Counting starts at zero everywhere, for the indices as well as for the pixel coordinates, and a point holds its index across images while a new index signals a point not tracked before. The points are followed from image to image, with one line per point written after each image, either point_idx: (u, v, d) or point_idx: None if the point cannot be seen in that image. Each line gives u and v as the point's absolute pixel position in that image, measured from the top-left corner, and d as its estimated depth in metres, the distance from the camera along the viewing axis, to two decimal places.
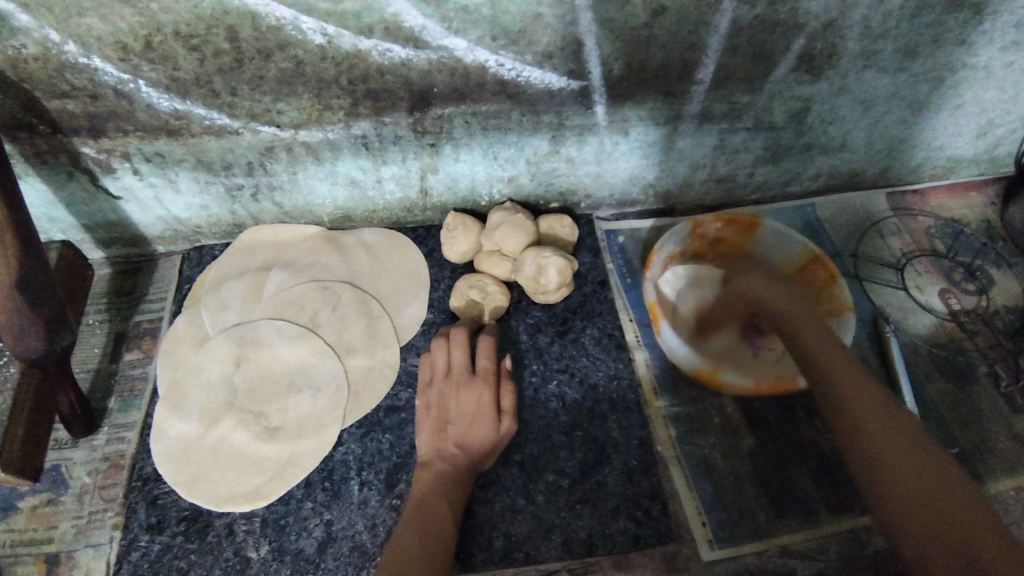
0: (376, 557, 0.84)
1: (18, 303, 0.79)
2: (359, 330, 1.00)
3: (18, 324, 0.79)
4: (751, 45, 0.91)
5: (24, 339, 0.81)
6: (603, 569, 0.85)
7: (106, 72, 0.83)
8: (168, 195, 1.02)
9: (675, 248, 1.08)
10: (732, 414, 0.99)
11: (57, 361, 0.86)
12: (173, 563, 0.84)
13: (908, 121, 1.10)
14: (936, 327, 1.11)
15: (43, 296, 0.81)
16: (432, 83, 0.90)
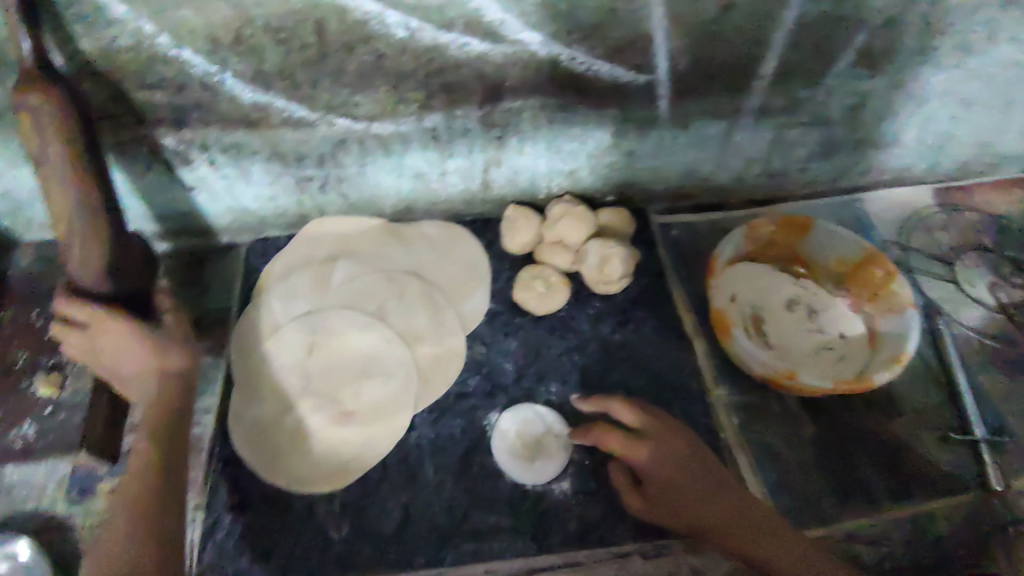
0: (455, 537, 0.86)
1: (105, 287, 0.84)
2: (426, 319, 1.02)
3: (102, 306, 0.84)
4: (814, 41, 0.94)
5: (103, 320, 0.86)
6: (676, 552, 0.87)
7: (195, 64, 0.85)
8: (240, 186, 1.04)
9: (732, 253, 1.08)
10: (792, 403, 1.01)
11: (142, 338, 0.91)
12: (258, 543, 0.85)
13: (959, 117, 1.12)
14: (988, 320, 1.12)
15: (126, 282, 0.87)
16: (505, 77, 0.93)
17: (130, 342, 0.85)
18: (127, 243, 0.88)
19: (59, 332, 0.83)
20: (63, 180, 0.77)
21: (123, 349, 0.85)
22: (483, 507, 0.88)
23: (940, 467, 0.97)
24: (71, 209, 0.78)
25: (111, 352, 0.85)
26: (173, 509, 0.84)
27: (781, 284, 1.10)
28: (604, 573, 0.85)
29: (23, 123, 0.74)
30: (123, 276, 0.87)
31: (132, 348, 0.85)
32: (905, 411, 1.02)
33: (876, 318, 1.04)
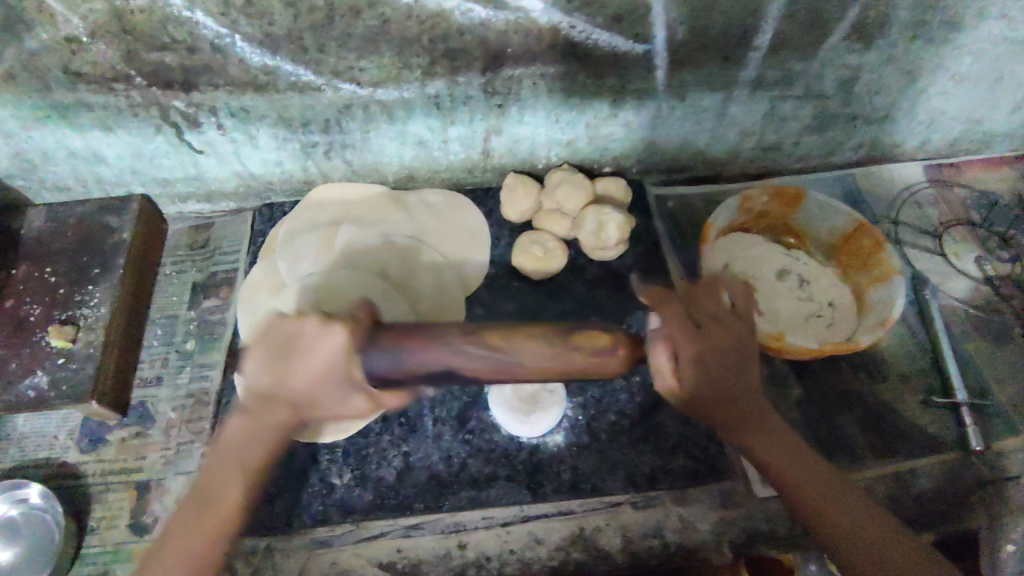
0: (452, 485, 0.89)
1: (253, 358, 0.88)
2: (427, 281, 1.05)
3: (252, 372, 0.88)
4: (808, 13, 0.96)
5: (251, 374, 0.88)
6: (663, 503, 0.91)
7: (206, 26, 0.88)
8: (247, 150, 1.07)
9: (725, 223, 1.10)
10: (779, 366, 1.05)
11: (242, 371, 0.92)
12: (262, 489, 0.89)
13: (949, 93, 1.15)
14: (972, 291, 1.16)
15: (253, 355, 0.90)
16: (507, 44, 0.95)
17: (344, 363, 0.77)
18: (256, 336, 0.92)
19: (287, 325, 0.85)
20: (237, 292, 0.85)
21: (336, 368, 0.77)
22: (480, 457, 0.91)
23: (924, 431, 1.00)
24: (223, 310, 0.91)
25: (315, 361, 0.78)
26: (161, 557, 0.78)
27: (772, 254, 1.13)
28: (592, 522, 0.90)
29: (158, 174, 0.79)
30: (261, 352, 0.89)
31: (337, 375, 0.77)
32: (888, 375, 1.05)
33: (865, 286, 1.07)
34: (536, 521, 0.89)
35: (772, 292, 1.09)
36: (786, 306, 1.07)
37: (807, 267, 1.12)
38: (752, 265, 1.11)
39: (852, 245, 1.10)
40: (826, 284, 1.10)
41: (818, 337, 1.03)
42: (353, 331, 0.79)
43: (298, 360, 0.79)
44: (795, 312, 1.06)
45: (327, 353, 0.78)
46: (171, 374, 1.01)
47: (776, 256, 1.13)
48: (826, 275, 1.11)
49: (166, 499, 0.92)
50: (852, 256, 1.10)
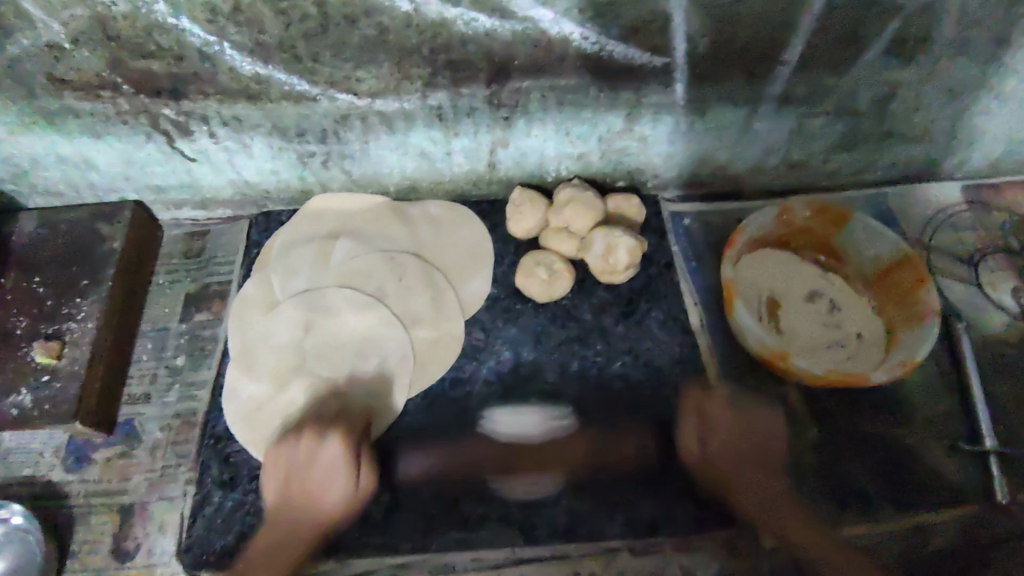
0: (441, 524, 0.86)
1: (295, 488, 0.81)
2: (425, 302, 1.00)
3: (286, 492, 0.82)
4: (843, 26, 0.88)
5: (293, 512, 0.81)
6: (665, 550, 0.86)
7: (193, 33, 0.83)
8: (241, 159, 1.02)
9: (760, 231, 1.04)
10: (796, 403, 0.98)
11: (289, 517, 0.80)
12: (244, 521, 0.86)
13: (995, 112, 1.06)
14: (1009, 326, 1.08)
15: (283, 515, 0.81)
16: (513, 56, 0.89)
17: (347, 467, 0.81)
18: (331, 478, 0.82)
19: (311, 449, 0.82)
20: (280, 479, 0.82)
21: (338, 469, 0.81)
22: (472, 496, 0.88)
23: (945, 479, 0.94)
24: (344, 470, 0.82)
25: (326, 479, 0.81)
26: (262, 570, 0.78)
27: (804, 273, 1.05)
28: (588, 567, 0.85)
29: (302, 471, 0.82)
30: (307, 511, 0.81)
31: (349, 474, 0.80)
32: (914, 419, 0.98)
33: (898, 323, 0.99)
34: (529, 564, 0.85)
35: (794, 309, 1.02)
36: (809, 327, 1.00)
37: (837, 291, 1.05)
38: (781, 279, 1.04)
39: (893, 278, 1.02)
40: (856, 314, 1.02)
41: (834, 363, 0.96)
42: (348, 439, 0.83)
43: (309, 475, 0.81)
44: (818, 334, 0.99)
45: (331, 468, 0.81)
46: (159, 392, 0.98)
47: (810, 276, 1.06)
48: (859, 304, 1.03)
49: (150, 525, 0.89)
50: (891, 291, 1.02)
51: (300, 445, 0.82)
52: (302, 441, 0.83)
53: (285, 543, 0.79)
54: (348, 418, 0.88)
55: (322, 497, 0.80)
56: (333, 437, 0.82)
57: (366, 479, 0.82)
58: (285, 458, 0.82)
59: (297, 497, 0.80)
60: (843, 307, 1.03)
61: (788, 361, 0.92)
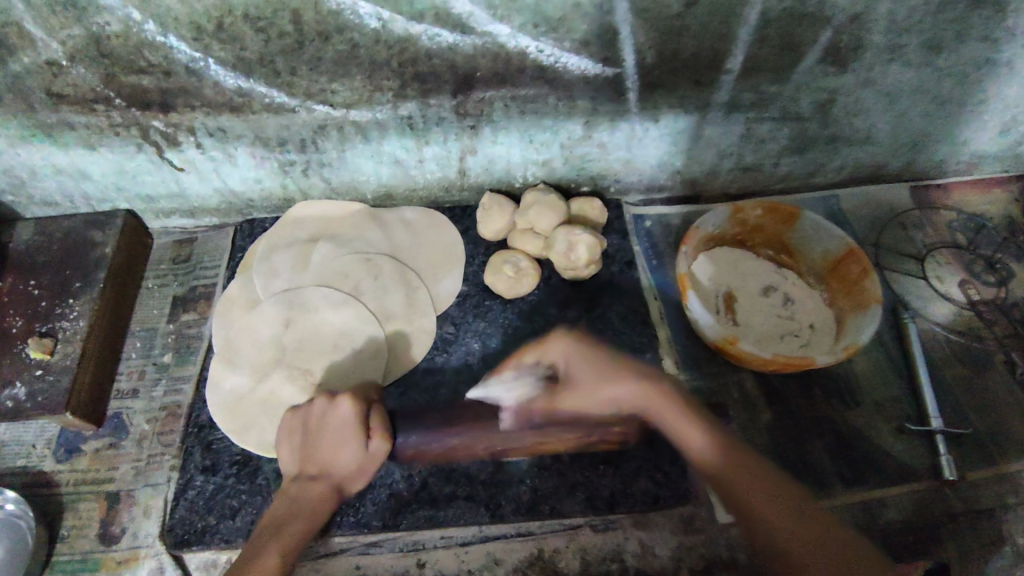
0: (411, 503, 0.91)
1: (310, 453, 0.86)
2: (399, 299, 1.06)
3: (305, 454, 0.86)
4: (778, 38, 0.96)
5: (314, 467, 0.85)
6: (624, 527, 0.92)
7: (180, 50, 0.90)
8: (227, 169, 1.10)
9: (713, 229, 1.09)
10: (750, 389, 1.04)
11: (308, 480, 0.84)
12: (225, 502, 0.91)
13: (931, 115, 1.14)
14: (954, 316, 1.13)
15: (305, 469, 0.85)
16: (476, 68, 0.96)
17: (358, 426, 0.85)
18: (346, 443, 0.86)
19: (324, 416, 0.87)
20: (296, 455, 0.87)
21: (349, 433, 0.85)
22: (441, 477, 0.93)
23: (893, 458, 0.98)
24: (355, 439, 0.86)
25: (338, 435, 0.85)
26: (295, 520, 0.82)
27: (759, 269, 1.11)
28: (552, 543, 0.91)
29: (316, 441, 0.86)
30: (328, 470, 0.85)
31: (358, 437, 0.84)
32: (863, 400, 1.03)
33: (846, 312, 1.03)
34: (495, 541, 0.91)
35: (750, 302, 1.08)
36: (762, 320, 1.06)
37: (791, 286, 1.10)
38: (735, 275, 1.10)
39: (842, 271, 1.06)
40: (808, 305, 1.07)
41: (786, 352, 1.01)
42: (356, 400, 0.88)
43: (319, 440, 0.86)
44: (771, 326, 1.05)
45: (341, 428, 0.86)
46: (147, 387, 1.04)
47: (765, 272, 1.12)
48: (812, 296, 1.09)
49: (135, 509, 0.94)
50: (840, 283, 1.07)
51: (313, 405, 0.88)
52: (315, 404, 0.88)
53: (298, 508, 0.82)
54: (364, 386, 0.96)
55: (336, 457, 0.84)
56: (344, 396, 0.87)
57: (379, 441, 0.86)
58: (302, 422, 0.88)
59: (308, 470, 0.84)
60: (796, 300, 1.08)
61: (736, 349, 0.97)
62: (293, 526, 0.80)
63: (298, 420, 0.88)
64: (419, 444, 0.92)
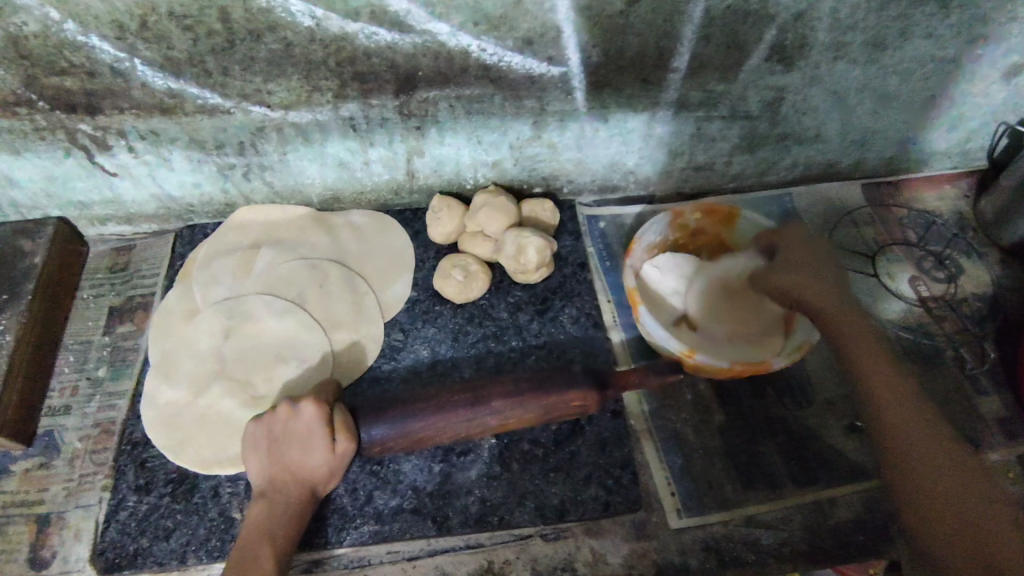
0: (355, 519, 0.88)
1: (279, 456, 0.81)
2: (344, 306, 1.03)
3: (274, 459, 0.81)
4: (723, 36, 0.95)
5: (288, 471, 0.81)
6: (575, 535, 0.89)
7: (103, 50, 0.86)
8: (163, 173, 1.05)
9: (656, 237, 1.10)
10: (703, 391, 1.01)
11: (288, 483, 0.81)
12: (160, 523, 0.88)
13: (879, 113, 1.14)
14: (906, 313, 1.14)
15: (280, 474, 0.81)
16: (417, 67, 0.94)
17: (324, 429, 0.79)
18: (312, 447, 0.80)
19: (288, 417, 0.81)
20: (263, 457, 0.82)
21: (316, 433, 0.79)
22: (386, 490, 0.90)
23: (845, 457, 0.97)
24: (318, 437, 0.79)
25: (303, 438, 0.81)
26: (290, 529, 0.79)
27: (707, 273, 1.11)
28: (502, 555, 0.87)
29: (284, 442, 0.81)
30: (299, 471, 0.81)
31: (322, 439, 0.79)
32: (814, 400, 1.02)
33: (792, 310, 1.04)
34: (442, 555, 0.87)
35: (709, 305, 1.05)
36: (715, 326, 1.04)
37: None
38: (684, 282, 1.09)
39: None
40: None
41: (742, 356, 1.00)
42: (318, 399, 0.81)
43: (286, 445, 0.81)
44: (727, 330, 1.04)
45: (308, 433, 0.80)
46: (80, 403, 1.00)
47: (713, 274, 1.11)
48: None
49: (66, 533, 0.89)
50: None
51: (278, 411, 0.83)
52: (280, 408, 0.83)
53: (278, 510, 0.80)
54: (321, 388, 0.85)
55: (305, 460, 0.80)
56: (307, 399, 0.81)
57: (344, 442, 0.80)
58: (266, 427, 0.82)
59: (278, 473, 0.81)
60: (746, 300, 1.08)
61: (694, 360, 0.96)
62: (281, 530, 0.79)
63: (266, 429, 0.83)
64: (385, 437, 0.82)
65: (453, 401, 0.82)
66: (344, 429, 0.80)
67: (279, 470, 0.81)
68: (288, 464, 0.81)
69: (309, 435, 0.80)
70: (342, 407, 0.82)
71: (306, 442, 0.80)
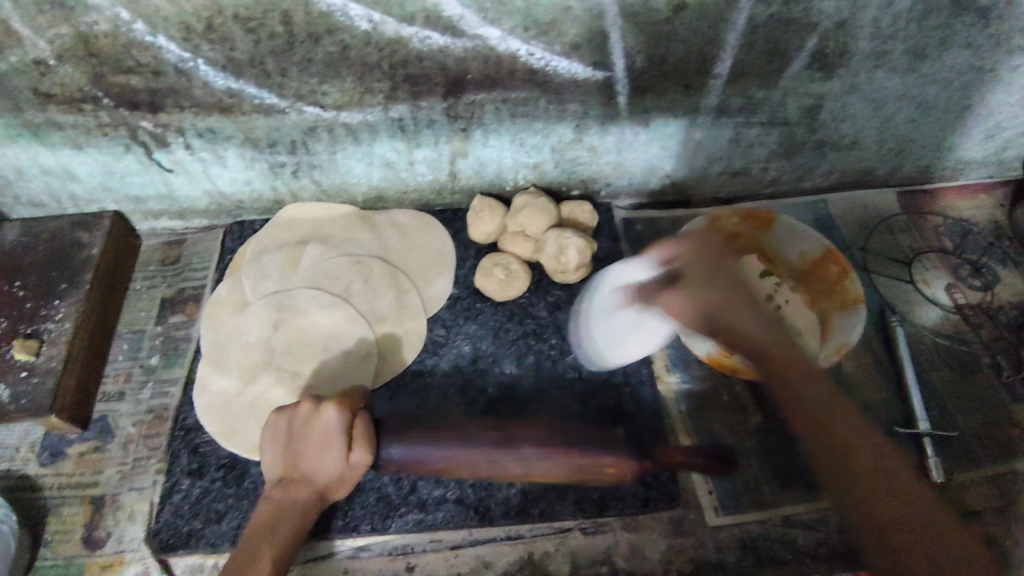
0: (400, 507, 0.90)
1: (294, 453, 0.79)
2: (388, 301, 1.06)
3: (287, 457, 0.79)
4: (766, 44, 0.97)
5: (300, 470, 0.79)
6: (613, 529, 0.91)
7: (169, 50, 0.90)
8: (216, 170, 1.09)
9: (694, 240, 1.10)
10: (740, 392, 1.02)
11: (297, 485, 0.78)
12: (212, 505, 0.91)
13: (916, 121, 1.15)
14: (941, 320, 1.15)
15: (293, 473, 0.79)
16: (466, 71, 0.96)
17: (342, 439, 0.77)
18: (327, 453, 0.77)
19: (308, 414, 0.79)
20: (278, 451, 0.80)
21: (333, 440, 0.77)
22: (430, 480, 0.92)
23: None
24: (332, 442, 0.77)
25: (320, 441, 0.78)
26: (293, 534, 0.77)
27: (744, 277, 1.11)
28: (542, 547, 0.90)
29: (303, 439, 0.79)
30: (310, 475, 0.78)
31: (340, 447, 0.76)
32: (850, 402, 1.05)
33: (831, 314, 1.03)
34: (484, 545, 0.90)
35: None
36: None
37: (778, 291, 1.10)
38: None
39: (821, 271, 1.08)
40: (795, 308, 1.07)
41: None
42: (342, 404, 0.79)
43: (303, 444, 0.79)
44: None
45: (326, 438, 0.77)
46: (134, 389, 1.03)
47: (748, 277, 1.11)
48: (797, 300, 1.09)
49: (120, 514, 0.93)
50: (821, 285, 1.08)
51: (300, 408, 0.80)
52: (301, 406, 0.81)
53: (285, 511, 0.78)
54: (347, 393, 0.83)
55: (318, 466, 0.77)
56: (329, 403, 0.79)
57: (361, 453, 0.77)
58: (287, 421, 0.80)
59: (290, 473, 0.79)
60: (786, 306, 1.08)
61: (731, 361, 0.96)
62: (284, 532, 0.76)
63: (285, 422, 0.81)
64: (405, 457, 0.80)
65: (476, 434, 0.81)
66: (360, 439, 0.78)
67: (291, 469, 0.79)
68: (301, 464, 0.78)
69: (326, 441, 0.77)
70: (364, 417, 0.80)
71: (324, 444, 0.78)
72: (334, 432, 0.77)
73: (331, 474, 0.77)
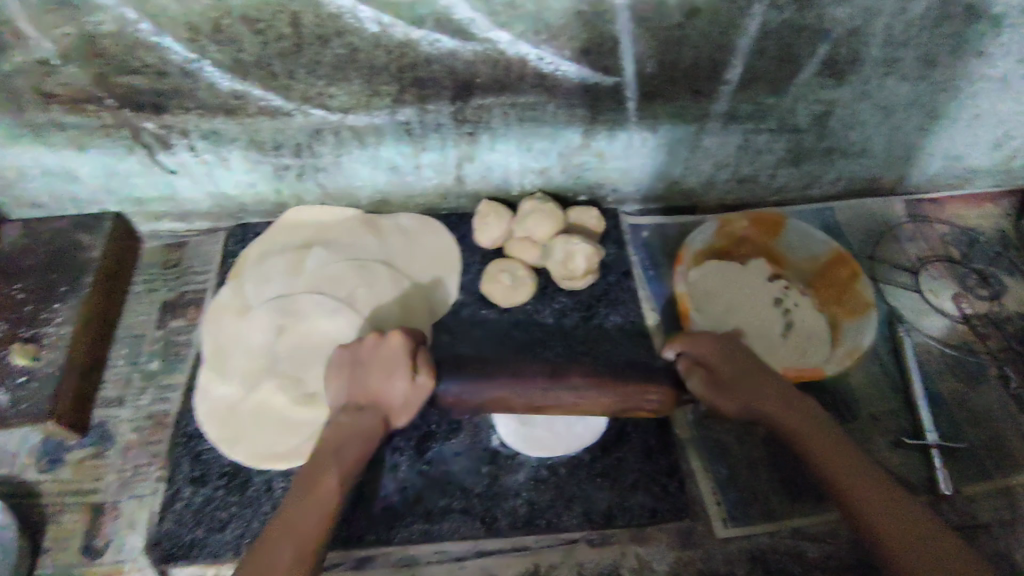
0: (406, 517, 0.89)
1: (360, 377, 0.81)
2: (393, 307, 1.04)
3: (354, 382, 0.81)
4: (777, 50, 0.96)
5: (366, 393, 0.79)
6: (620, 541, 0.89)
7: (175, 51, 0.88)
8: (220, 173, 1.08)
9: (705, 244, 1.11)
10: None
11: (365, 406, 0.79)
12: (214, 514, 0.89)
13: (925, 130, 1.14)
14: (947, 330, 1.14)
15: (359, 396, 0.80)
16: (475, 74, 0.95)
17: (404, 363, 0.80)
18: (393, 373, 0.79)
19: (375, 342, 0.82)
20: (342, 382, 0.81)
21: (398, 363, 0.80)
22: (436, 489, 0.91)
23: (888, 471, 0.99)
24: (399, 362, 0.80)
25: (385, 364, 0.80)
26: (351, 455, 0.76)
27: (754, 278, 1.09)
28: (547, 559, 0.88)
29: (368, 364, 0.81)
30: (377, 398, 0.79)
31: (407, 366, 0.79)
32: (859, 414, 1.04)
33: (839, 318, 1.06)
34: (489, 555, 0.87)
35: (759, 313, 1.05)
36: (765, 331, 1.04)
37: (788, 292, 1.09)
38: (731, 286, 1.07)
39: (828, 275, 1.10)
40: (805, 310, 1.07)
41: (794, 361, 1.00)
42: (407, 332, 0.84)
43: (370, 369, 0.81)
44: (776, 335, 1.03)
45: (391, 360, 0.80)
46: (134, 395, 1.01)
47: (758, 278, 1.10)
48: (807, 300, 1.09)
49: (120, 522, 0.91)
50: (829, 289, 1.10)
51: (365, 339, 0.84)
52: (367, 339, 0.84)
53: (350, 432, 0.77)
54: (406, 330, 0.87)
55: (384, 387, 0.79)
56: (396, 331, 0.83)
57: (426, 376, 0.81)
58: (352, 351, 0.83)
59: (356, 397, 0.79)
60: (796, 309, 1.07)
61: None
62: (348, 454, 0.75)
63: (349, 356, 0.83)
64: (459, 392, 0.85)
65: (531, 372, 0.88)
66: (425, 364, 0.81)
67: (355, 396, 0.80)
68: (370, 387, 0.80)
69: (393, 362, 0.80)
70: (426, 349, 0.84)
71: (390, 367, 0.80)
72: (399, 356, 0.80)
73: (395, 398, 0.79)
